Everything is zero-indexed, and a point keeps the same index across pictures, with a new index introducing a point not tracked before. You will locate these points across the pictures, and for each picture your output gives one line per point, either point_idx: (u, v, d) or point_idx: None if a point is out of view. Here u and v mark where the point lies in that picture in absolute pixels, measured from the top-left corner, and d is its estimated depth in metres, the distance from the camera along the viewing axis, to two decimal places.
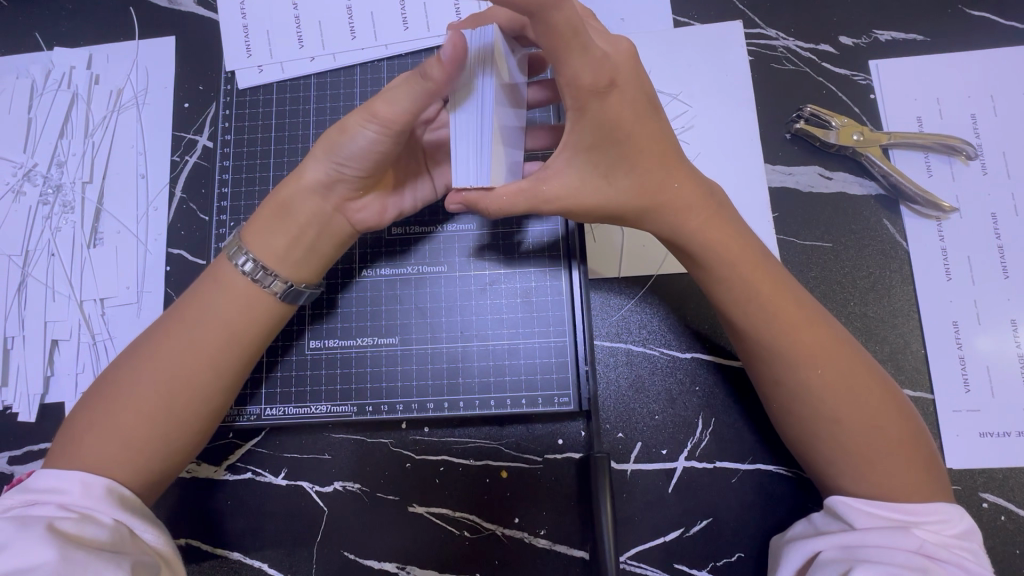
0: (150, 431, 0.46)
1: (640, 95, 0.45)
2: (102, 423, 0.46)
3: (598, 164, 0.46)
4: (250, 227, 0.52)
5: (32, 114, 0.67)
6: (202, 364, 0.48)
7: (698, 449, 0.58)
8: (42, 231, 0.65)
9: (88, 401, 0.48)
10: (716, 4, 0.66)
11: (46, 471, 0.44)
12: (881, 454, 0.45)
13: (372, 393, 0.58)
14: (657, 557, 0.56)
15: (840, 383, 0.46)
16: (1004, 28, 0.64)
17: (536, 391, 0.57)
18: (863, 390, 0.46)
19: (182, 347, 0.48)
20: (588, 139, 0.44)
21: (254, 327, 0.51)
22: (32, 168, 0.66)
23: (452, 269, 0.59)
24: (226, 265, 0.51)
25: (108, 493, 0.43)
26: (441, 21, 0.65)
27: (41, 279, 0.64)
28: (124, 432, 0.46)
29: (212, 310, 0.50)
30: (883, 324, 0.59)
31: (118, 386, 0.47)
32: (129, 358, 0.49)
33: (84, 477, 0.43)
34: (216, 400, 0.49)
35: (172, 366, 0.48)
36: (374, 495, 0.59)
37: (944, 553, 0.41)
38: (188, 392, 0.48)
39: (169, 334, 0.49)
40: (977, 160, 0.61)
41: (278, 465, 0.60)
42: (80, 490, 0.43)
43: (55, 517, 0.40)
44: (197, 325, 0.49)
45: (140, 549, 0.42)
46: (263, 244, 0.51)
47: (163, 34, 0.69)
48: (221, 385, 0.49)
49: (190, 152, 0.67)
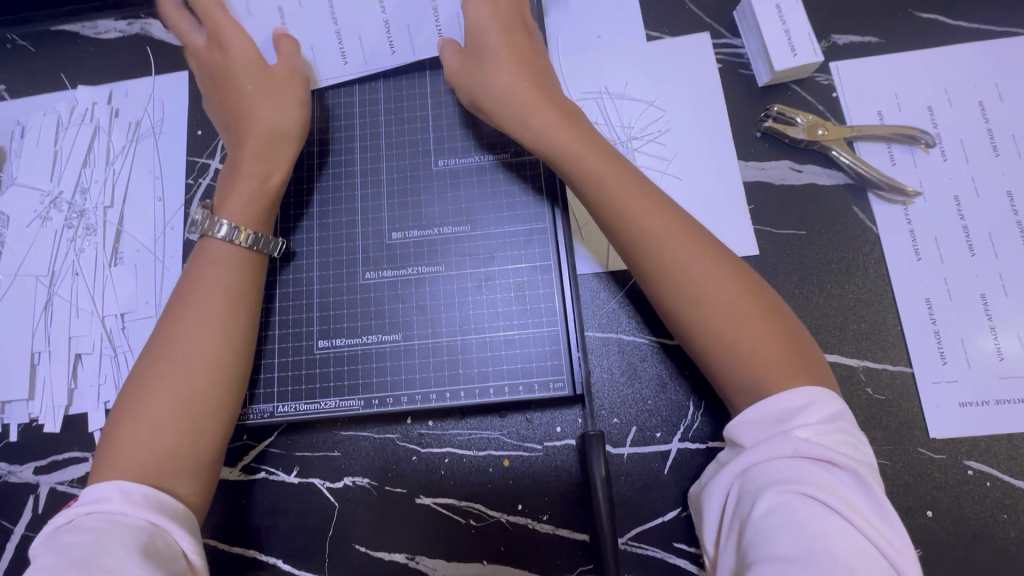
0: (201, 418, 0.51)
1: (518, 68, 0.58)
2: (150, 427, 0.49)
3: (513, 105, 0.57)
4: (235, 213, 0.57)
5: (58, 145, 0.73)
6: (217, 336, 0.53)
7: (690, 430, 0.60)
8: (67, 253, 0.70)
9: (122, 407, 0.51)
10: (685, 19, 0.72)
11: (93, 483, 0.47)
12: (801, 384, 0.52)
13: (378, 387, 0.61)
14: (657, 537, 0.58)
15: (682, 274, 0.49)
16: (952, 27, 0.70)
17: (532, 378, 0.60)
18: (691, 271, 0.49)
19: (198, 333, 0.52)
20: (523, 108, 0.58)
21: (251, 291, 0.56)
22: (58, 196, 0.71)
23: (450, 269, 0.63)
24: (213, 245, 0.56)
25: (146, 499, 0.46)
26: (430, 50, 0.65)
27: (66, 297, 0.68)
28: (182, 425, 0.50)
29: (216, 289, 0.54)
30: (859, 303, 0.63)
31: (143, 378, 0.51)
32: (148, 353, 0.52)
33: (123, 484, 0.46)
34: (239, 368, 0.54)
35: (185, 344, 0.52)
36: (383, 488, 0.61)
37: (820, 448, 0.41)
38: (214, 367, 0.52)
39: (179, 330, 0.53)
40: (936, 148, 0.66)
41: (291, 463, 0.62)
42: (120, 497, 0.45)
43: (93, 526, 0.43)
44: (205, 309, 0.53)
45: (169, 555, 0.44)
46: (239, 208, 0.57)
47: (177, 69, 0.75)
48: (239, 352, 0.54)
49: (203, 175, 0.72)
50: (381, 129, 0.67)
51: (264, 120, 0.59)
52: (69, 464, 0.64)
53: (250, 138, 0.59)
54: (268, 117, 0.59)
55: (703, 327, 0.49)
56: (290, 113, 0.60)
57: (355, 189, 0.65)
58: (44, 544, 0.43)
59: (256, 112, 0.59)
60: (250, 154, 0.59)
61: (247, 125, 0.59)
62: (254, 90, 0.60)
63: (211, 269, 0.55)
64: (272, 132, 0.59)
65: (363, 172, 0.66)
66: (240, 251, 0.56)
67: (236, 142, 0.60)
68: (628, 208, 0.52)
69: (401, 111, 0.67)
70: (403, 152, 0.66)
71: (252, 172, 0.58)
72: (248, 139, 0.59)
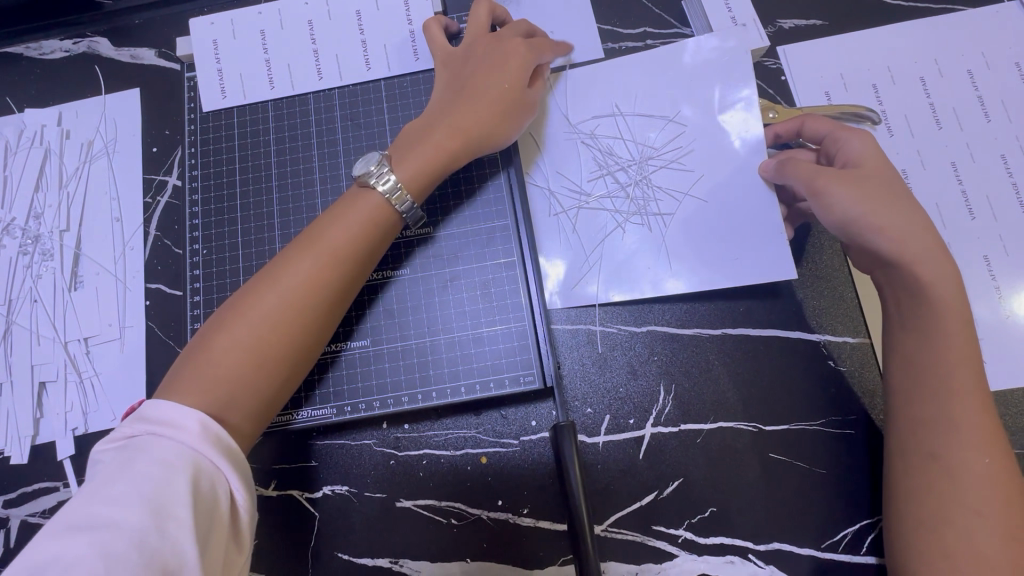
0: (297, 344, 0.50)
1: (927, 229, 0.55)
2: (248, 339, 0.48)
3: (872, 192, 0.56)
4: (402, 170, 0.56)
5: (8, 171, 0.71)
6: (323, 272, 0.51)
7: (662, 414, 0.61)
8: (23, 280, 0.68)
9: (217, 325, 0.49)
10: (635, 11, 0.73)
11: (171, 397, 0.45)
12: (967, 475, 0.51)
13: (349, 395, 0.61)
14: (636, 522, 0.59)
15: (959, 467, 0.51)
16: (891, 6, 0.72)
17: (502, 374, 0.61)
18: (951, 446, 0.51)
19: (324, 256, 0.52)
20: (875, 184, 0.57)
21: (360, 248, 0.53)
22: (11, 222, 0.70)
23: (416, 272, 0.63)
24: (367, 194, 0.55)
25: (214, 438, 0.43)
26: (400, 62, 0.67)
27: (25, 325, 0.67)
28: (275, 346, 0.49)
29: (356, 225, 0.53)
30: (818, 279, 0.64)
31: (249, 302, 0.49)
32: (255, 279, 0.51)
33: (200, 416, 0.44)
34: (335, 310, 0.53)
35: (294, 276, 0.50)
36: (362, 494, 0.61)
37: None
38: (325, 292, 0.51)
39: (309, 247, 0.52)
40: (882, 125, 0.68)
41: (267, 477, 0.62)
42: (197, 429, 0.43)
43: (170, 459, 0.41)
44: (342, 242, 0.52)
45: (219, 512, 0.41)
46: (415, 174, 0.56)
47: (128, 87, 0.74)
48: (348, 294, 0.54)
49: (161, 192, 0.71)
50: (338, 136, 0.67)
51: (483, 81, 0.59)
52: (39, 494, 0.63)
53: (463, 123, 0.58)
54: (484, 117, 0.59)
55: (938, 467, 0.51)
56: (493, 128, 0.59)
57: (315, 196, 0.65)
58: (115, 464, 0.41)
59: (473, 109, 0.58)
60: (430, 130, 0.58)
61: (496, 102, 0.59)
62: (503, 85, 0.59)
63: (357, 205, 0.54)
64: (489, 101, 0.59)
65: (322, 179, 0.66)
66: (386, 210, 0.55)
67: (450, 113, 0.59)
68: (949, 389, 0.53)
69: (357, 116, 0.67)
70: (361, 159, 0.66)
71: (459, 119, 0.58)
72: (432, 134, 0.58)
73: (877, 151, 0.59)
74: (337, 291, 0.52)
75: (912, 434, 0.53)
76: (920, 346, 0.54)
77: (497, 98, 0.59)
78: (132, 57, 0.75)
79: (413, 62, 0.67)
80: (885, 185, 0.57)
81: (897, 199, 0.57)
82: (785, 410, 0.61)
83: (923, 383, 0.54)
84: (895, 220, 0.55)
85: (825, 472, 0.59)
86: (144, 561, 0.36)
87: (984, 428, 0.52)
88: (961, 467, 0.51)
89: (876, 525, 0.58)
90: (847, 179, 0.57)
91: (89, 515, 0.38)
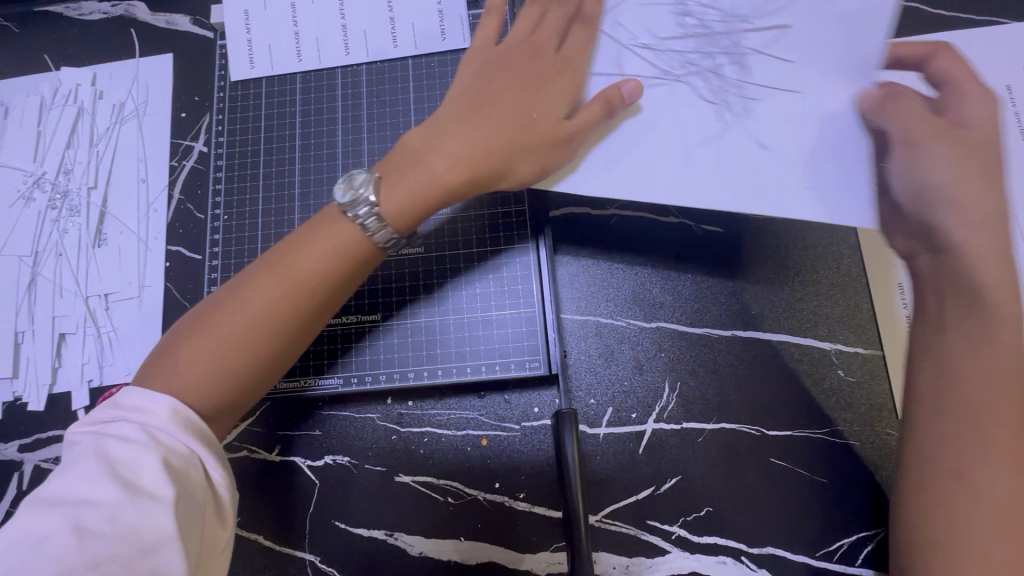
0: (253, 374, 0.48)
1: (988, 218, 0.46)
2: (204, 361, 0.46)
3: (962, 160, 0.46)
4: (388, 187, 0.52)
5: (42, 127, 0.73)
6: (286, 301, 0.48)
7: (665, 411, 0.61)
8: (51, 234, 0.70)
9: (176, 341, 0.48)
10: None
11: (132, 388, 0.46)
12: (988, 501, 0.43)
13: (357, 366, 0.62)
14: (631, 514, 0.60)
15: (993, 488, 0.43)
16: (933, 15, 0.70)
17: (509, 358, 0.61)
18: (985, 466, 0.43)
19: (289, 284, 0.48)
20: (975, 150, 0.47)
21: (328, 278, 0.49)
22: (42, 176, 0.72)
23: (430, 250, 0.64)
24: (342, 219, 0.51)
25: (189, 423, 0.44)
26: (429, 42, 0.68)
27: (49, 277, 0.69)
28: (229, 370, 0.47)
29: (328, 252, 0.49)
30: (836, 287, 0.63)
31: (210, 323, 0.48)
32: (223, 295, 0.49)
33: (173, 404, 0.44)
34: (296, 340, 0.50)
35: (257, 301, 0.48)
36: (362, 466, 0.62)
37: None
38: (283, 323, 0.48)
39: (275, 270, 0.49)
40: None
41: (272, 441, 0.64)
42: (169, 414, 0.44)
43: (140, 441, 0.42)
44: (307, 269, 0.49)
45: (195, 483, 0.43)
46: (398, 198, 0.51)
47: (161, 52, 0.75)
48: (315, 325, 0.51)
49: (187, 157, 0.72)
50: (363, 112, 0.67)
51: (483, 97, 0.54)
52: (53, 440, 0.65)
53: (459, 140, 0.52)
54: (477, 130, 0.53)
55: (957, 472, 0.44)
56: (523, 165, 0.53)
57: (338, 170, 0.66)
58: (89, 444, 0.43)
59: (466, 127, 0.53)
60: (416, 143, 0.53)
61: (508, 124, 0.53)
62: (528, 123, 0.53)
63: (339, 228, 0.51)
64: (497, 119, 0.53)
65: (345, 153, 0.66)
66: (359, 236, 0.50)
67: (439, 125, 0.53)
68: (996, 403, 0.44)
69: (383, 93, 0.67)
70: (384, 137, 0.67)
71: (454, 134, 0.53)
72: (447, 148, 0.53)
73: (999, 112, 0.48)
74: (297, 319, 0.49)
75: (933, 439, 0.46)
76: (967, 353, 0.45)
77: (505, 103, 0.54)
78: (168, 22, 0.76)
79: (441, 43, 0.67)
80: (979, 147, 0.47)
81: (997, 176, 0.47)
82: (790, 417, 0.61)
83: (960, 393, 0.45)
84: (979, 197, 0.46)
85: (826, 481, 0.59)
86: (121, 534, 0.39)
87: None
88: (988, 485, 0.43)
89: (873, 538, 0.57)
90: (947, 136, 0.47)
91: (64, 492, 0.40)
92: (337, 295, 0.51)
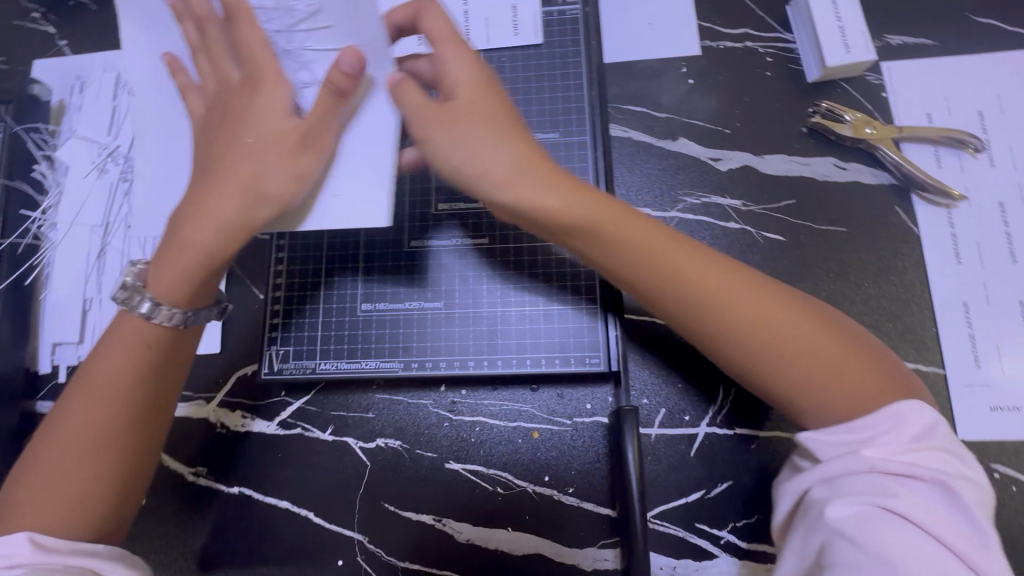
0: (129, 463, 0.50)
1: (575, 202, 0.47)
2: (48, 486, 0.47)
3: (498, 126, 0.48)
4: (157, 281, 0.50)
5: (117, 102, 0.75)
6: (106, 398, 0.49)
7: (719, 416, 0.61)
8: (121, 206, 0.72)
9: (24, 471, 0.48)
10: (737, 13, 0.72)
11: None
12: (775, 347, 0.46)
13: (417, 352, 0.63)
14: (679, 516, 0.60)
15: (783, 324, 0.46)
16: (1009, 33, 0.69)
17: (568, 352, 0.61)
18: (723, 321, 0.47)
19: (97, 389, 0.49)
20: (462, 108, 0.48)
21: (127, 367, 0.50)
22: (115, 149, 0.74)
23: (493, 242, 0.64)
24: (128, 316, 0.51)
25: (62, 543, 0.46)
26: (501, 37, 0.68)
27: (118, 248, 0.71)
28: (114, 465, 0.49)
29: (121, 346, 0.50)
30: (897, 302, 0.63)
31: (48, 440, 0.49)
32: (52, 415, 0.50)
33: (33, 536, 0.45)
34: (149, 419, 0.51)
35: (84, 409, 0.49)
36: (414, 451, 0.63)
37: None
38: (139, 399, 0.50)
39: (83, 384, 0.50)
40: (984, 154, 0.66)
41: (326, 421, 0.65)
42: (31, 548, 0.44)
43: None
44: (106, 365, 0.50)
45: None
46: (171, 280, 0.50)
47: None
48: (162, 403, 0.52)
49: None
50: None
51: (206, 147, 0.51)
52: None
53: (213, 200, 0.49)
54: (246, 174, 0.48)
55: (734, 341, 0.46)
56: (277, 178, 0.48)
57: None
58: None
59: (229, 180, 0.49)
60: (218, 197, 0.49)
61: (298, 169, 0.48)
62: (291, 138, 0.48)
63: (118, 322, 0.51)
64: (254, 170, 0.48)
65: None
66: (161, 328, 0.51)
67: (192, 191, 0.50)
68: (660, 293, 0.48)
69: None
70: None
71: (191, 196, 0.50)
72: (209, 199, 0.49)
73: (478, 71, 0.49)
74: (144, 407, 0.51)
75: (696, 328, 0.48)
76: (625, 258, 0.48)
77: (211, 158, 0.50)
78: None
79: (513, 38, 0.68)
80: (456, 111, 0.48)
81: (513, 137, 0.48)
82: None
83: (652, 288, 0.49)
84: (532, 191, 0.47)
85: None
86: None
87: (737, 287, 0.47)
88: (733, 336, 0.46)
89: None
90: (492, 126, 0.48)
91: None
92: (171, 375, 0.53)
